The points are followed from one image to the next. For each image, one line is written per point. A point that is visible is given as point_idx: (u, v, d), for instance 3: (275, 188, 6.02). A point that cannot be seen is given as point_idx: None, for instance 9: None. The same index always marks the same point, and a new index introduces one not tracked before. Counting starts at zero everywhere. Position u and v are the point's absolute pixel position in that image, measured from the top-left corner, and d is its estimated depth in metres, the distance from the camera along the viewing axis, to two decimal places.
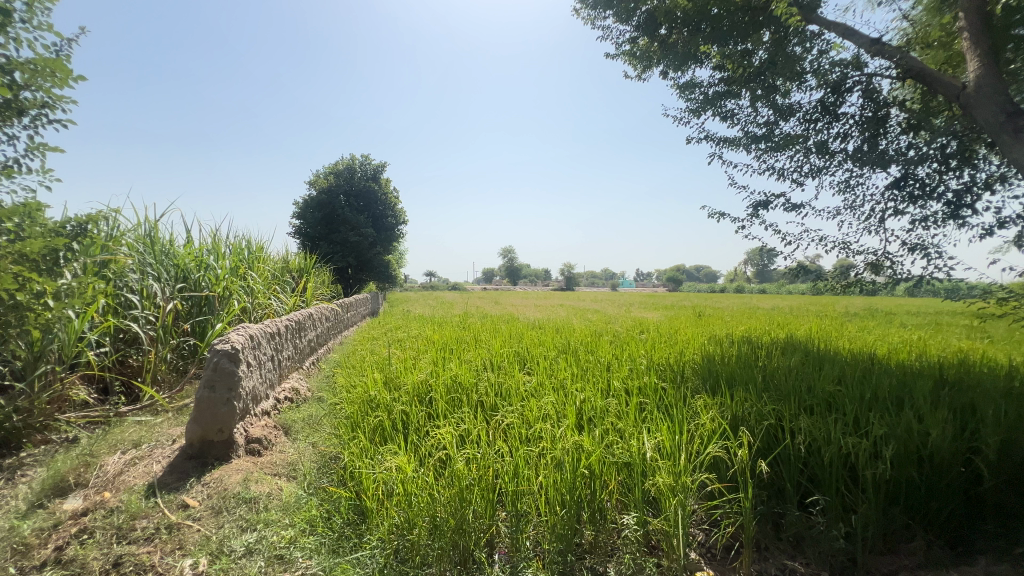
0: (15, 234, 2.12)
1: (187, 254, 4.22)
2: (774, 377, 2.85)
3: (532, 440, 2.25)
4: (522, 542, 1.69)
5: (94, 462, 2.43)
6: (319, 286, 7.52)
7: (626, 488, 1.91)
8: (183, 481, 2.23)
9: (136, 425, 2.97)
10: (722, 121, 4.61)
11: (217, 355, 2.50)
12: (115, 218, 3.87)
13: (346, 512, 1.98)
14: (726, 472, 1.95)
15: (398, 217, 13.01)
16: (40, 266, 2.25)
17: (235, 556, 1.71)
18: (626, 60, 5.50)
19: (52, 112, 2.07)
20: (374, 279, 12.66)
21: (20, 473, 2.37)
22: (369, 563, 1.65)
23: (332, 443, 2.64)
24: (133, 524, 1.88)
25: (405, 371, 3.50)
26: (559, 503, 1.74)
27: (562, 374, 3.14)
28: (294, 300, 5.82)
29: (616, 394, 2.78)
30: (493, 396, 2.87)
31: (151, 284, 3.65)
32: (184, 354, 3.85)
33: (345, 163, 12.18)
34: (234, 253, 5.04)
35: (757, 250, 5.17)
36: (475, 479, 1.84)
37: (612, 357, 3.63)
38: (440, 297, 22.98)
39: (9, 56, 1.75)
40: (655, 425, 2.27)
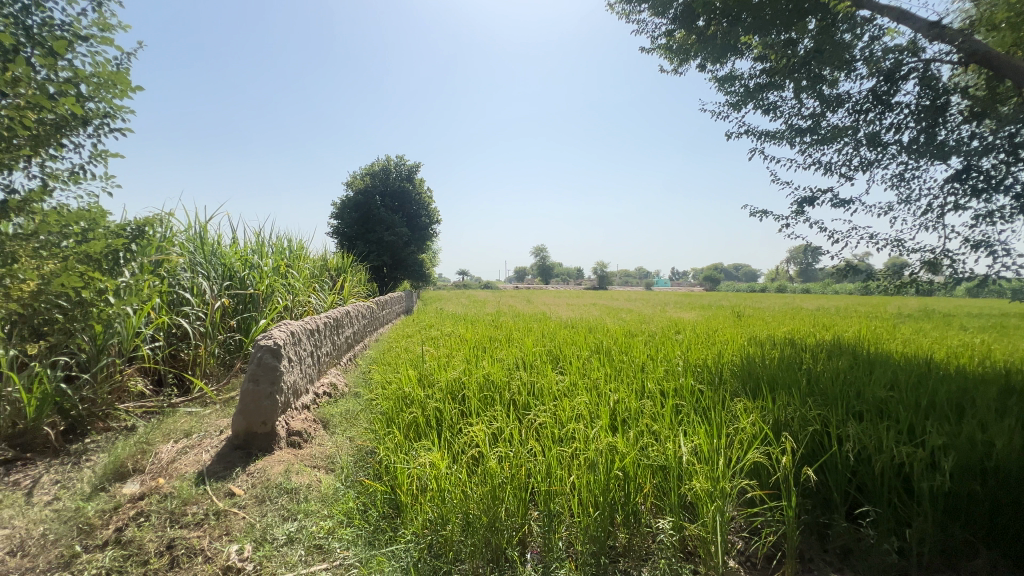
0: (81, 237, 2.25)
1: (234, 253, 4.43)
2: (820, 381, 2.71)
3: (565, 440, 2.23)
4: (555, 542, 1.68)
5: (150, 449, 2.58)
6: (355, 284, 7.73)
7: (660, 492, 1.87)
8: (229, 470, 2.34)
9: (187, 415, 3.14)
10: (763, 114, 4.45)
11: (261, 350, 2.61)
12: (169, 220, 4.11)
13: (381, 506, 2.02)
14: (767, 479, 1.89)
15: (432, 217, 13.21)
16: (102, 266, 2.41)
17: (277, 543, 1.78)
18: (662, 54, 5.40)
19: (112, 122, 2.18)
20: (408, 278, 12.91)
21: (85, 458, 2.55)
22: (404, 556, 1.68)
23: (368, 438, 2.70)
24: (184, 509, 1.98)
25: (438, 369, 3.54)
26: (592, 504, 1.72)
27: (596, 375, 3.10)
28: (332, 298, 6.01)
29: (651, 395, 2.73)
30: (526, 395, 2.87)
31: (201, 282, 3.86)
32: (231, 349, 4.03)
33: (381, 164, 12.50)
34: (276, 253, 5.25)
35: (801, 248, 4.95)
36: (508, 477, 1.85)
37: (647, 358, 3.56)
38: (473, 296, 23.15)
39: (76, 71, 1.86)
40: (693, 428, 2.21)
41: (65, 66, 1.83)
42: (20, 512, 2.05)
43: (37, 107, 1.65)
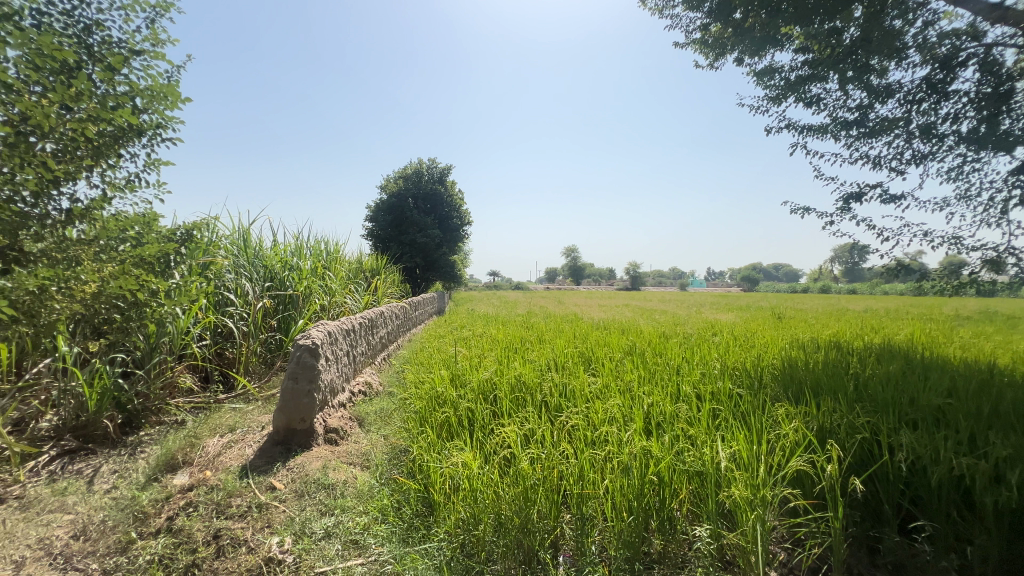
0: (136, 241, 2.39)
1: (274, 256, 4.60)
2: (868, 386, 2.57)
3: (597, 443, 2.21)
4: (588, 546, 1.66)
5: (198, 443, 2.70)
6: (389, 285, 7.89)
7: (697, 498, 1.82)
8: (271, 464, 2.42)
9: (232, 411, 3.28)
10: (805, 107, 4.26)
11: (300, 349, 2.70)
12: (215, 224, 4.31)
13: (414, 504, 2.05)
14: (811, 488, 1.81)
15: (463, 218, 13.34)
16: (155, 268, 2.55)
17: (315, 537, 1.84)
18: (697, 49, 5.27)
19: (162, 131, 2.28)
20: (440, 279, 13.07)
21: (140, 450, 2.70)
22: (437, 555, 1.70)
23: (401, 436, 2.75)
24: (229, 501, 2.07)
25: (470, 369, 3.57)
26: (626, 509, 1.70)
27: (629, 377, 3.04)
28: (367, 298, 6.15)
29: (687, 399, 2.66)
30: (557, 397, 2.85)
31: (244, 283, 4.03)
32: (272, 347, 4.18)
33: (413, 167, 12.73)
34: (314, 255, 5.43)
35: (846, 247, 4.73)
36: (540, 479, 1.84)
37: (682, 361, 3.47)
38: (504, 297, 23.23)
39: (131, 84, 1.97)
40: (731, 433, 2.14)
41: (121, 80, 1.94)
42: (83, 499, 2.20)
43: (97, 119, 1.73)
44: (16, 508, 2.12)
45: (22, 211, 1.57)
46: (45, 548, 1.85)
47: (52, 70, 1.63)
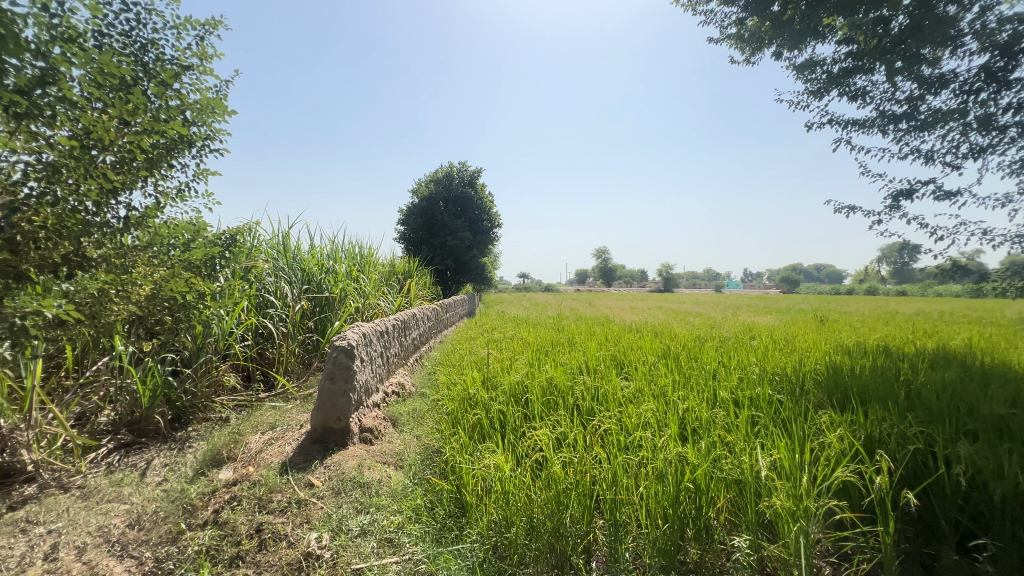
0: (185, 246, 2.52)
1: (311, 259, 4.75)
2: (922, 394, 2.43)
3: (631, 448, 2.17)
4: (622, 553, 1.63)
5: (241, 439, 2.81)
6: (421, 287, 8.02)
7: (736, 507, 1.76)
8: (309, 462, 2.50)
9: (272, 409, 3.40)
10: (849, 101, 4.08)
11: (336, 350, 2.78)
12: (256, 230, 4.50)
13: (447, 504, 2.07)
14: (859, 501, 1.72)
15: (493, 221, 13.42)
16: (202, 271, 2.68)
17: (352, 534, 1.88)
18: (732, 44, 5.14)
19: (210, 142, 2.38)
20: (470, 281, 13.16)
21: (188, 444, 2.84)
22: (470, 556, 1.71)
23: (434, 438, 2.79)
24: (271, 496, 2.15)
25: (501, 371, 3.59)
26: (661, 516, 1.67)
27: (663, 381, 2.98)
28: (400, 300, 6.27)
29: (724, 404, 2.59)
30: (589, 401, 2.82)
31: (283, 286, 4.19)
32: (309, 348, 4.32)
33: (444, 171, 12.90)
34: (348, 259, 5.57)
35: (895, 246, 4.50)
36: (573, 483, 1.83)
37: (718, 365, 3.38)
38: (534, 299, 23.18)
39: (182, 99, 2.07)
40: (772, 441, 2.07)
41: (173, 95, 2.04)
42: (137, 490, 2.33)
43: (151, 132, 1.83)
44: (79, 497, 2.27)
45: (86, 220, 1.67)
46: (104, 535, 1.98)
47: (111, 87, 1.73)
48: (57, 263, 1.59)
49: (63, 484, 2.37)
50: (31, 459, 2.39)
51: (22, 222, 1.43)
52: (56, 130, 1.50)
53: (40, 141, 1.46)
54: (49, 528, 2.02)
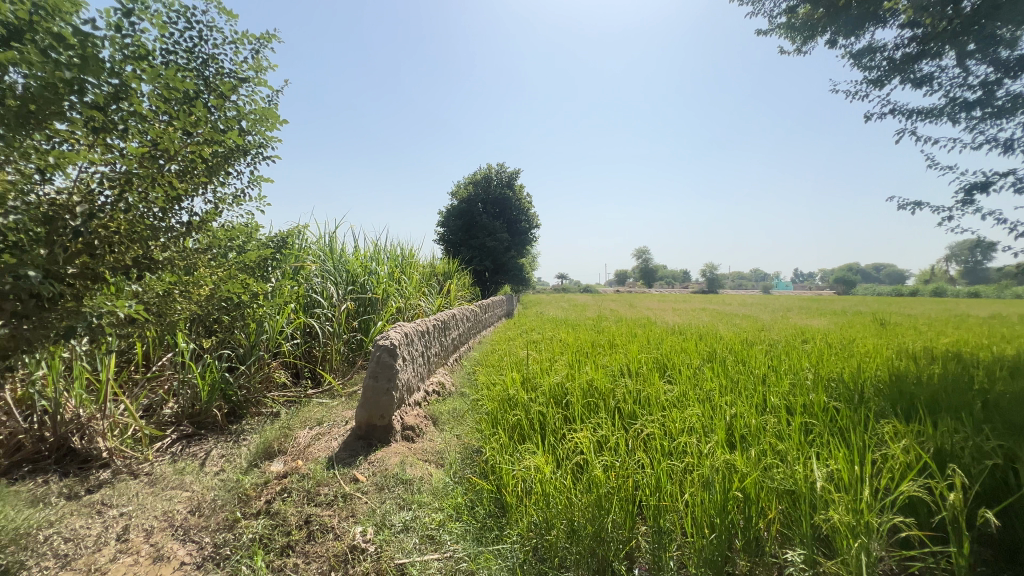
0: (241, 249, 2.66)
1: (355, 261, 4.89)
2: (1001, 405, 2.23)
3: (675, 454, 2.11)
4: (666, 561, 1.58)
5: (290, 433, 2.93)
6: (460, 288, 8.10)
7: (789, 519, 1.67)
8: (354, 457, 2.58)
9: (320, 405, 3.53)
10: (914, 88, 3.81)
11: (380, 349, 2.85)
12: (304, 233, 4.69)
13: (487, 504, 2.08)
14: (927, 518, 1.60)
15: (531, 221, 13.41)
16: (255, 271, 2.82)
17: (395, 530, 1.92)
18: (782, 34, 4.91)
19: (264, 150, 2.45)
20: (509, 282, 13.21)
21: (242, 437, 3.00)
22: (510, 556, 1.71)
23: (474, 437, 2.81)
24: (318, 489, 2.23)
25: (541, 372, 3.57)
26: (708, 525, 1.61)
27: (709, 386, 2.88)
28: (440, 301, 6.37)
29: (774, 411, 2.47)
30: (632, 404, 2.76)
31: (329, 287, 4.35)
32: (354, 347, 4.44)
33: (483, 173, 12.99)
34: (390, 260, 5.71)
35: (966, 244, 4.16)
36: (614, 488, 1.80)
37: (768, 370, 3.22)
38: (573, 299, 23.01)
39: (239, 109, 2.14)
40: (828, 451, 1.96)
41: (231, 106, 2.13)
42: (197, 478, 2.49)
43: (210, 142, 1.92)
44: (146, 483, 2.44)
45: (153, 225, 1.77)
46: (168, 520, 2.12)
47: (175, 100, 1.84)
48: (128, 265, 1.71)
49: (132, 471, 2.55)
50: (105, 447, 2.61)
51: (99, 228, 1.54)
52: (128, 142, 1.62)
53: (114, 153, 1.57)
54: (121, 511, 2.18)
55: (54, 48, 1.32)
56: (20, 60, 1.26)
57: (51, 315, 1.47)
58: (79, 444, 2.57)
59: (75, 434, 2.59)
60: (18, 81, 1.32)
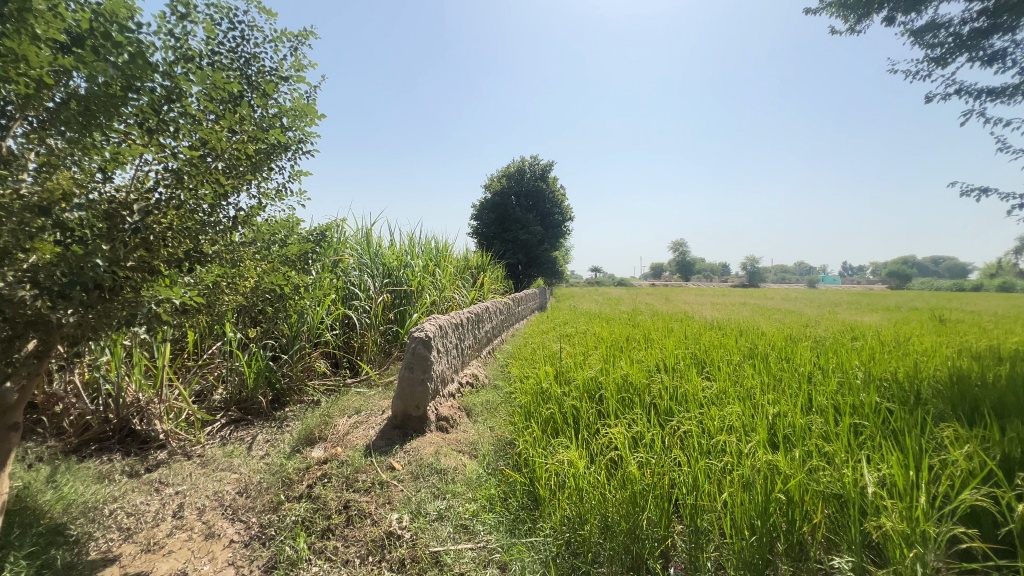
0: (283, 243, 2.76)
1: (391, 254, 4.99)
2: None
3: (713, 453, 2.05)
4: (703, 561, 1.54)
5: (330, 421, 3.03)
6: (493, 281, 8.14)
7: (835, 524, 1.60)
8: (391, 446, 2.64)
9: (358, 394, 3.64)
10: (983, 66, 3.51)
11: (415, 341, 2.91)
12: (342, 227, 4.82)
13: (520, 496, 2.08)
14: (992, 529, 1.49)
15: (564, 214, 13.29)
16: (296, 264, 2.91)
17: (429, 518, 1.96)
18: (833, 13, 4.63)
19: (304, 145, 2.50)
20: (542, 275, 13.16)
21: (285, 423, 3.13)
22: (543, 550, 1.72)
23: (507, 429, 2.82)
24: (357, 475, 2.29)
25: (575, 366, 3.54)
26: (748, 526, 1.56)
27: (750, 383, 2.78)
28: (473, 294, 6.40)
29: (821, 411, 2.37)
30: (668, 400, 2.70)
31: (366, 279, 4.45)
32: (390, 338, 4.54)
33: (516, 166, 12.92)
34: (425, 254, 5.79)
35: None
36: (649, 485, 1.77)
37: (814, 368, 3.08)
38: (607, 293, 22.68)
39: (279, 104, 2.18)
40: (880, 454, 1.85)
41: (273, 103, 2.18)
42: (245, 462, 2.61)
43: (254, 139, 1.98)
44: (199, 464, 2.59)
45: (202, 220, 1.85)
46: (218, 500, 2.25)
47: (221, 100, 1.91)
48: (182, 258, 1.80)
49: (186, 452, 2.71)
50: (162, 429, 2.77)
51: (154, 223, 1.62)
52: (179, 142, 1.69)
53: (166, 152, 1.65)
54: (176, 490, 2.32)
55: (110, 52, 1.40)
56: (80, 64, 1.34)
57: (113, 305, 1.56)
58: (139, 426, 2.74)
59: (135, 417, 2.76)
60: (81, 86, 1.43)
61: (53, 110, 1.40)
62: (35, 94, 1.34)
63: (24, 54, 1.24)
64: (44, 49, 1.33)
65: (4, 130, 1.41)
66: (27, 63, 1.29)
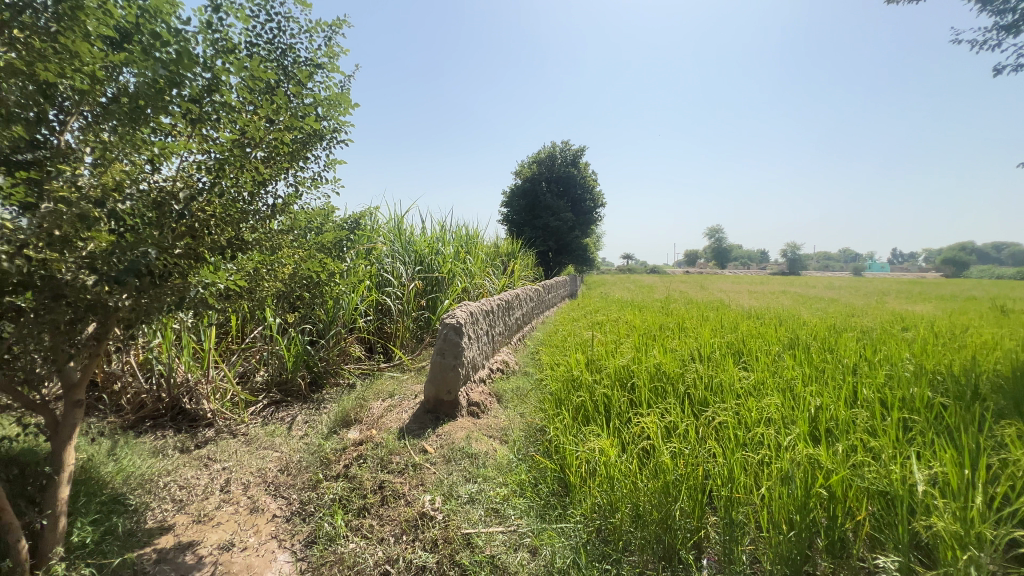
0: (319, 231, 2.83)
1: (423, 241, 5.04)
2: None
3: (750, 445, 2.00)
4: (737, 553, 1.51)
5: (365, 404, 3.11)
6: (524, 268, 8.13)
7: (881, 522, 1.53)
8: (423, 430, 2.70)
9: (391, 378, 3.73)
10: None
11: (446, 327, 2.94)
12: (375, 214, 4.90)
13: (551, 482, 2.09)
14: None
15: (595, 200, 13.09)
16: (332, 252, 2.98)
17: (461, 500, 2.00)
18: None
19: (338, 134, 2.52)
20: (573, 262, 13.04)
21: (323, 405, 3.25)
22: (573, 536, 1.72)
23: (537, 416, 2.84)
24: (391, 457, 2.35)
25: (606, 354, 3.51)
26: (786, 522, 1.51)
27: (790, 374, 2.68)
28: (504, 281, 6.42)
29: (866, 404, 2.26)
30: (703, 390, 2.64)
31: (399, 267, 4.52)
32: (422, 324, 4.62)
33: (547, 152, 12.77)
34: (456, 241, 5.82)
35: None
36: (682, 475, 1.74)
37: (859, 359, 2.95)
38: (639, 281, 22.32)
39: (314, 94, 2.20)
40: (932, 450, 1.76)
41: (308, 92, 2.21)
42: (286, 441, 2.73)
43: (291, 128, 2.02)
44: (243, 442, 2.72)
45: (243, 208, 1.91)
46: (262, 477, 2.37)
47: (259, 92, 1.95)
48: (225, 246, 1.87)
49: (232, 431, 2.85)
50: (209, 408, 2.92)
51: (198, 212, 1.68)
52: (221, 131, 1.74)
53: (209, 142, 1.71)
54: (223, 466, 2.45)
55: (155, 47, 1.44)
56: (129, 60, 1.39)
57: (164, 290, 1.64)
58: (188, 405, 2.91)
59: (185, 396, 2.92)
60: (131, 81, 1.49)
61: (107, 104, 1.47)
62: (90, 89, 1.40)
63: (77, 50, 1.29)
64: (96, 46, 1.39)
65: (62, 126, 1.49)
66: (81, 60, 1.35)
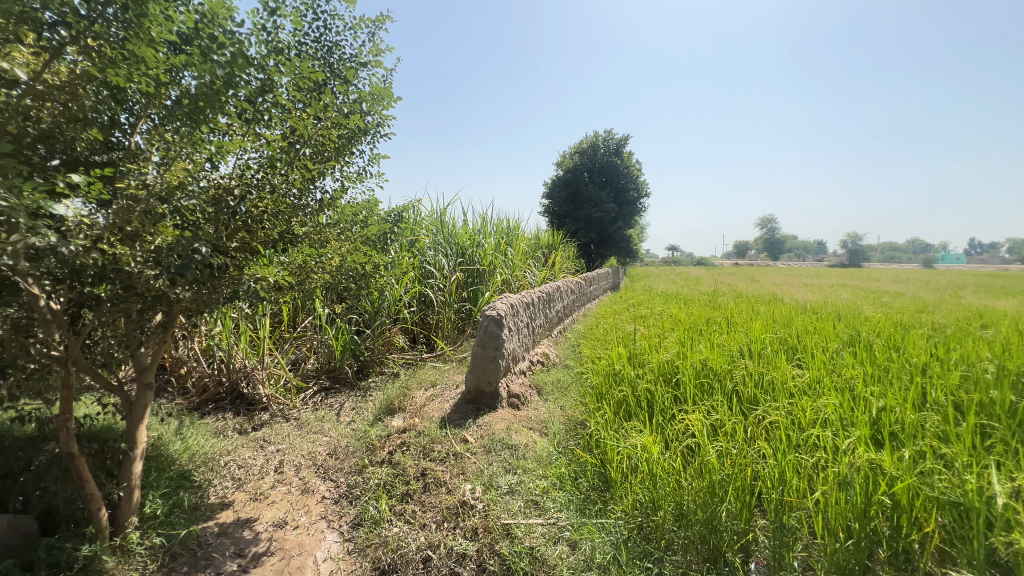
0: (364, 224, 2.90)
1: (464, 233, 5.08)
2: None
3: (803, 447, 1.89)
4: (788, 560, 1.44)
5: (408, 393, 3.19)
6: (565, 260, 8.05)
7: (952, 535, 1.41)
8: (464, 420, 2.74)
9: (433, 368, 3.80)
10: None
11: (487, 319, 2.96)
12: (418, 208, 4.99)
13: (591, 477, 2.06)
14: None
15: (639, 190, 12.75)
16: (376, 244, 3.06)
17: (501, 491, 2.01)
18: None
19: (381, 129, 2.57)
20: (616, 254, 12.76)
21: (369, 393, 3.36)
22: (614, 532, 1.70)
23: (578, 410, 2.81)
24: (433, 445, 2.40)
25: (649, 349, 3.42)
26: (843, 529, 1.43)
27: (850, 372, 2.52)
28: (544, 273, 6.38)
29: (936, 407, 2.09)
30: (752, 387, 2.53)
31: (441, 259, 4.59)
32: (463, 316, 4.67)
33: (589, 141, 12.56)
34: (497, 233, 5.84)
35: None
36: (730, 476, 1.67)
37: (930, 359, 2.72)
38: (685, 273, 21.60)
39: (359, 90, 2.25)
40: (1015, 460, 1.60)
41: (353, 89, 2.26)
42: (334, 426, 2.84)
43: (337, 125, 2.08)
44: (295, 426, 2.86)
45: (293, 204, 1.98)
46: (312, 459, 2.48)
47: (307, 90, 2.02)
48: (277, 239, 1.95)
49: (285, 415, 3.00)
50: (264, 393, 3.08)
51: (252, 207, 1.75)
52: (272, 130, 1.81)
53: (261, 140, 1.77)
54: (277, 448, 2.59)
55: (212, 50, 1.51)
56: (189, 64, 1.47)
57: (221, 281, 1.73)
58: (246, 389, 3.08)
59: (243, 381, 3.10)
60: (192, 83, 1.56)
61: (171, 106, 1.56)
62: (155, 92, 1.49)
63: (143, 56, 1.38)
64: (160, 50, 1.47)
65: (132, 128, 1.60)
66: (147, 65, 1.43)
